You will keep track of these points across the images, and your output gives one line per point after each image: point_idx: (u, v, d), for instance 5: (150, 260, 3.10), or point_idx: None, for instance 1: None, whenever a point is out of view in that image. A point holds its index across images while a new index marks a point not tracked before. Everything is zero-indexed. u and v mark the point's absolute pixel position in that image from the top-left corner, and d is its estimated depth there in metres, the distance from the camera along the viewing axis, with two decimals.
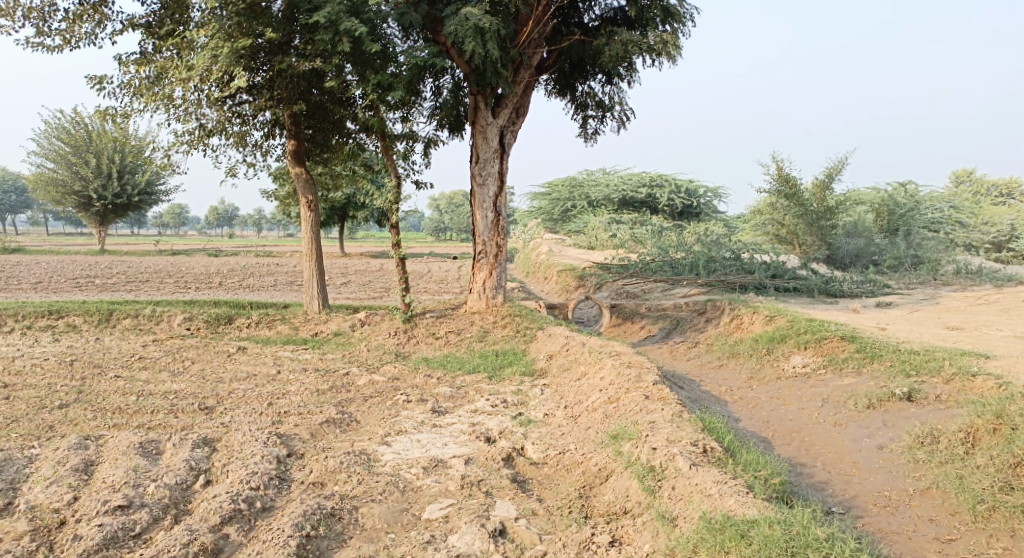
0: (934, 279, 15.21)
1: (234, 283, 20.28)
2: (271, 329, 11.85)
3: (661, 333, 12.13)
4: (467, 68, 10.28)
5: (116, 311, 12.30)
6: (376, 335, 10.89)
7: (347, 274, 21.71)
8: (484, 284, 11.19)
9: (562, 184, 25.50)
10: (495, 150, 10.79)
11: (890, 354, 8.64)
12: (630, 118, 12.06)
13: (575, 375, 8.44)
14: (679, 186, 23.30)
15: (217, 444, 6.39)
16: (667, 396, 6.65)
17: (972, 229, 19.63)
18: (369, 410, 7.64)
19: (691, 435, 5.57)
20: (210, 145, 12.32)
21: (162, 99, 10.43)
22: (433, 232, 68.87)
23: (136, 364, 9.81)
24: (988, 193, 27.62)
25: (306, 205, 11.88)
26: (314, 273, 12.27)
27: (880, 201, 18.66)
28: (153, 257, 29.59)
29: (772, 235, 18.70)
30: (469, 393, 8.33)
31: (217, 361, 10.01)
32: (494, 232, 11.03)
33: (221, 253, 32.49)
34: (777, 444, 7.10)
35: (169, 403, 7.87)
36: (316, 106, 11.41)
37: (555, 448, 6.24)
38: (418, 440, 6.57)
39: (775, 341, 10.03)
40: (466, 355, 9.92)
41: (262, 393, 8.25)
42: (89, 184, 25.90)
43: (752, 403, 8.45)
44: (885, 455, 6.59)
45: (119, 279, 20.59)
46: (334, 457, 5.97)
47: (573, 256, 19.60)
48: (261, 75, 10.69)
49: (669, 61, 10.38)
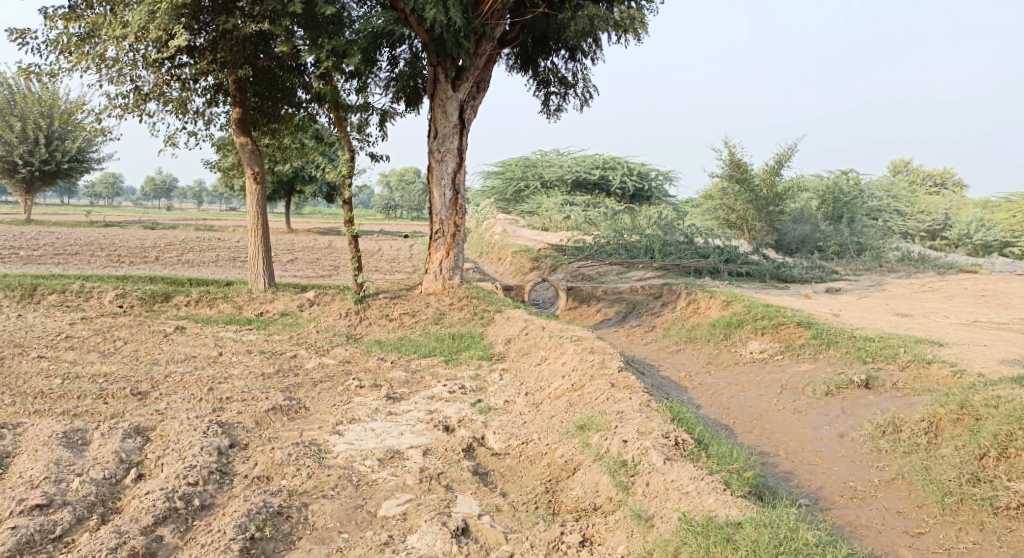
0: (880, 266, 15.38)
1: (172, 258, 19.44)
2: (212, 307, 11.28)
3: (617, 317, 11.96)
4: (426, 38, 9.83)
5: (41, 286, 11.54)
6: (326, 316, 10.44)
7: (292, 250, 21.03)
8: (440, 264, 10.81)
9: (513, 164, 25.16)
10: (454, 125, 10.39)
11: (846, 341, 8.58)
12: (591, 96, 11.81)
13: (534, 360, 8.20)
14: (631, 169, 23.19)
15: (152, 433, 5.94)
16: (632, 384, 6.42)
17: (909, 217, 20.01)
18: (318, 395, 7.25)
19: (661, 426, 5.37)
20: (147, 110, 11.62)
21: (94, 59, 9.73)
22: (380, 209, 67.83)
23: (62, 343, 9.19)
24: (923, 183, 28.34)
25: (251, 177, 11.29)
26: (259, 250, 11.70)
27: (826, 188, 18.71)
28: (84, 228, 28.28)
29: (721, 220, 18.72)
30: (425, 378, 7.99)
31: (152, 341, 9.44)
32: (451, 211, 10.65)
33: (158, 226, 31.28)
34: (739, 432, 6.95)
35: (98, 387, 7.34)
36: (263, 72, 10.82)
37: (517, 438, 5.97)
38: (373, 429, 6.22)
39: (733, 326, 9.92)
40: (421, 338, 9.56)
41: (202, 377, 7.78)
42: (14, 150, 24.50)
43: (712, 390, 8.29)
44: (848, 444, 6.50)
45: (46, 251, 19.54)
46: (281, 449, 5.58)
47: (526, 237, 19.28)
48: (202, 37, 10.04)
49: (635, 40, 10.20)
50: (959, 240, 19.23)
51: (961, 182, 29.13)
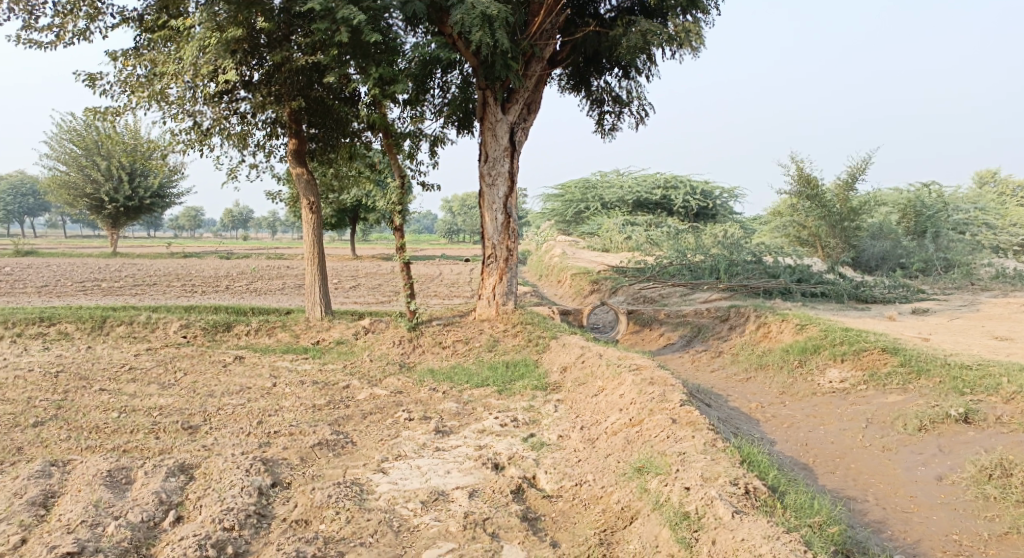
0: (970, 284, 14.35)
1: (241, 287, 19.75)
2: (271, 337, 11.24)
3: (682, 342, 11.38)
4: (474, 61, 9.63)
5: (110, 318, 11.72)
6: (380, 344, 10.23)
7: (357, 277, 21.11)
8: (493, 290, 10.50)
9: (574, 186, 24.78)
10: (505, 148, 10.12)
11: (938, 369, 7.86)
12: (648, 114, 11.40)
13: (591, 391, 7.75)
14: (693, 188, 22.50)
15: (195, 471, 5.75)
16: (696, 420, 5.91)
17: (999, 231, 18.71)
18: (366, 429, 6.98)
19: (728, 471, 4.86)
20: (210, 146, 11.77)
21: (155, 97, 9.87)
22: (447, 234, 68.37)
23: (125, 375, 9.23)
24: (1014, 194, 26.62)
25: (307, 206, 11.25)
26: (317, 278, 11.63)
27: (906, 202, 17.71)
28: (164, 259, 29.21)
29: (792, 237, 17.87)
30: (477, 409, 7.66)
31: (210, 372, 9.39)
32: (503, 235, 10.34)
33: (234, 256, 32.08)
34: (820, 473, 6.36)
35: (151, 421, 7.25)
36: (318, 103, 10.80)
37: (570, 479, 5.56)
38: (419, 467, 5.91)
39: (808, 352, 9.26)
40: (474, 366, 9.24)
41: (253, 410, 7.62)
42: (100, 187, 25.54)
43: (787, 423, 7.68)
44: (947, 489, 5.90)
45: (125, 282, 20.13)
46: (321, 489, 5.32)
47: (588, 259, 18.88)
48: (257, 71, 10.10)
49: (691, 53, 9.71)
50: None
51: None
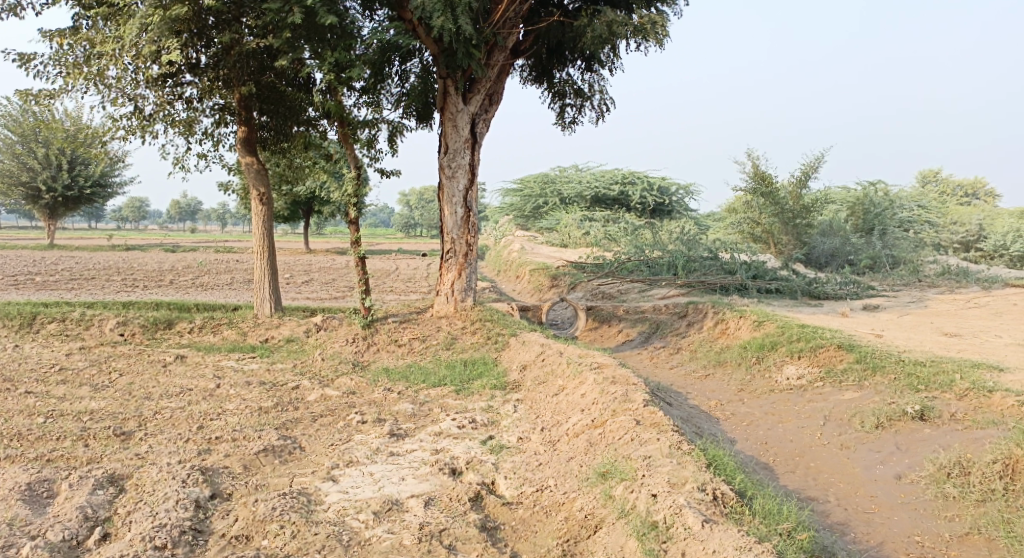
0: (919, 281, 14.57)
1: (187, 282, 19.05)
2: (216, 334, 10.75)
3: (640, 338, 11.24)
4: (435, 48, 9.31)
5: (41, 315, 11.09)
6: (332, 342, 9.85)
7: (308, 271, 20.56)
8: (452, 286, 10.20)
9: (531, 180, 24.61)
10: (465, 140, 9.82)
11: (893, 366, 7.84)
12: (609, 108, 11.25)
13: (551, 391, 7.53)
14: (651, 184, 22.45)
15: (127, 482, 5.36)
16: (660, 422, 5.73)
17: (942, 229, 19.08)
18: (316, 433, 6.64)
19: (695, 475, 4.70)
20: (153, 133, 11.21)
21: (94, 79, 9.33)
22: (401, 228, 67.63)
23: (55, 377, 8.68)
24: (953, 193, 27.32)
25: (257, 198, 10.79)
26: (266, 273, 11.16)
27: (855, 200, 17.94)
28: (106, 252, 28.12)
29: (746, 234, 17.91)
30: (433, 410, 7.37)
31: (149, 373, 8.91)
32: (463, 229, 10.05)
33: (179, 248, 31.07)
34: (781, 473, 6.24)
35: (82, 427, 6.78)
36: (270, 89, 10.35)
37: (531, 484, 5.34)
38: (371, 474, 5.61)
39: (766, 349, 9.19)
40: (430, 365, 8.94)
41: (194, 414, 7.20)
42: (37, 176, 24.45)
43: (746, 421, 7.55)
44: (906, 489, 5.81)
45: (62, 276, 19.25)
46: (264, 501, 5.01)
47: (545, 254, 18.70)
48: (205, 54, 9.62)
49: (656, 45, 9.58)
50: (994, 251, 18.23)
51: (993, 192, 28.09)
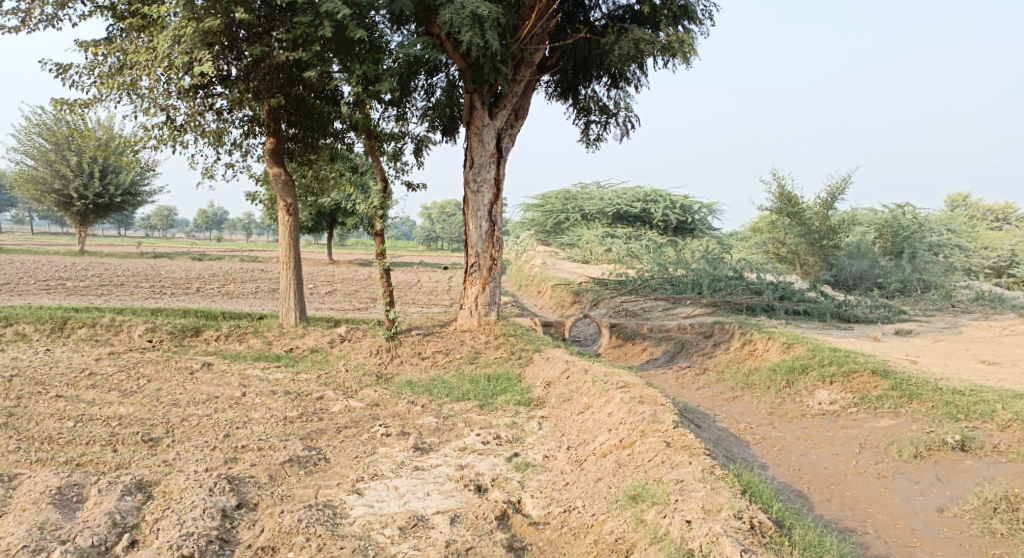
0: (951, 306, 14.30)
1: (212, 290, 19.20)
2: (242, 343, 10.80)
3: (665, 358, 11.12)
4: (463, 63, 9.34)
5: (71, 320, 11.20)
6: (356, 353, 9.84)
7: (332, 282, 20.63)
8: (476, 300, 10.16)
9: (554, 196, 24.53)
10: (491, 154, 9.81)
11: (930, 394, 7.67)
12: (634, 125, 11.22)
13: (576, 409, 7.45)
14: (674, 202, 22.26)
15: (155, 489, 5.35)
16: (691, 444, 5.63)
17: (972, 253, 18.74)
18: (341, 445, 6.61)
19: (732, 502, 4.63)
20: (184, 143, 11.33)
21: (126, 90, 9.45)
22: (422, 241, 67.72)
23: (83, 381, 8.74)
24: (983, 217, 26.88)
25: (285, 208, 10.87)
26: (292, 283, 11.20)
27: (883, 222, 17.68)
28: (133, 259, 28.45)
29: (771, 254, 17.67)
30: (457, 425, 7.31)
31: (175, 380, 8.94)
32: (487, 244, 10.03)
33: (205, 257, 31.39)
34: (816, 501, 6.10)
35: (109, 432, 6.81)
36: (298, 101, 10.43)
37: (558, 504, 5.26)
38: (397, 488, 5.56)
39: (795, 372, 9.04)
40: (454, 379, 8.90)
41: (219, 422, 7.20)
42: (69, 183, 24.83)
43: (777, 446, 7.41)
44: (950, 523, 5.67)
45: (91, 282, 19.48)
46: (291, 512, 4.98)
47: (568, 270, 18.62)
48: (235, 66, 9.72)
49: (684, 64, 9.52)
50: None
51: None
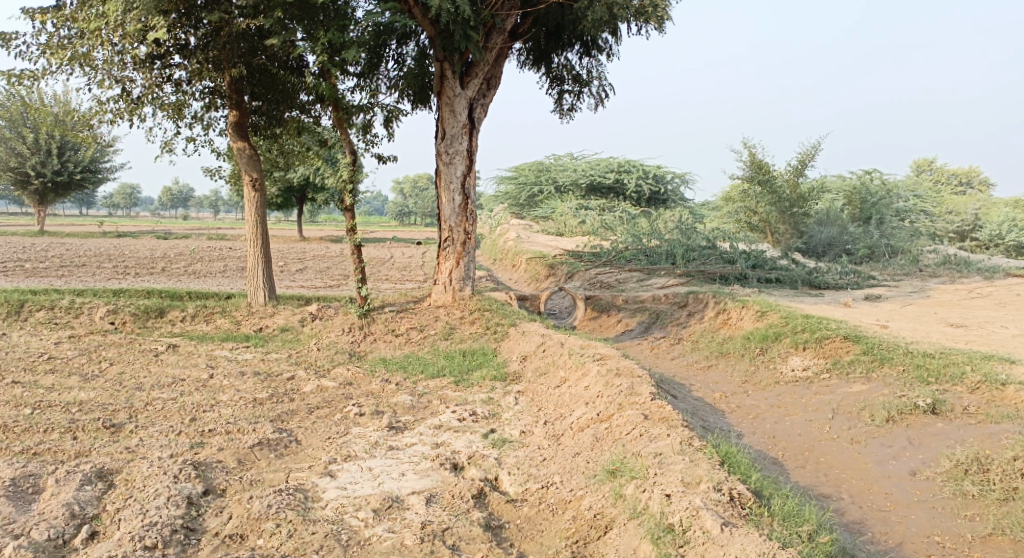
0: (919, 271, 14.42)
1: (179, 269, 18.79)
2: (209, 323, 10.54)
3: (640, 328, 11.08)
4: (432, 30, 9.06)
5: (29, 303, 10.84)
6: (328, 332, 9.65)
7: (303, 259, 20.30)
8: (450, 275, 9.99)
9: (527, 168, 24.37)
10: (463, 125, 9.60)
11: (901, 358, 7.70)
12: (608, 94, 11.05)
13: (553, 383, 7.37)
14: (646, 172, 22.26)
15: (116, 478, 5.17)
16: (669, 416, 5.56)
17: (938, 218, 18.93)
18: (313, 426, 6.45)
19: (711, 475, 4.57)
20: (141, 116, 10.94)
21: (78, 61, 9.06)
22: (394, 216, 67.28)
23: (43, 366, 8.46)
24: (948, 182, 27.21)
25: (250, 183, 10.57)
26: (260, 261, 10.93)
27: (851, 189, 17.76)
28: (97, 238, 27.77)
29: (743, 223, 17.63)
30: (432, 402, 7.19)
31: (140, 363, 8.69)
32: (461, 217, 9.84)
33: (170, 235, 30.76)
34: (791, 468, 6.09)
35: (70, 419, 6.58)
36: (261, 72, 10.10)
37: (536, 480, 5.18)
38: (370, 469, 5.43)
39: (769, 340, 9.03)
40: (429, 355, 8.76)
41: (186, 405, 7.00)
42: (26, 161, 24.08)
43: (752, 414, 7.39)
44: (923, 486, 5.68)
45: (52, 263, 18.95)
46: (260, 498, 4.84)
47: (541, 243, 18.48)
48: (192, 35, 9.41)
49: (659, 29, 9.38)
50: (989, 241, 18.11)
51: (986, 181, 27.99)
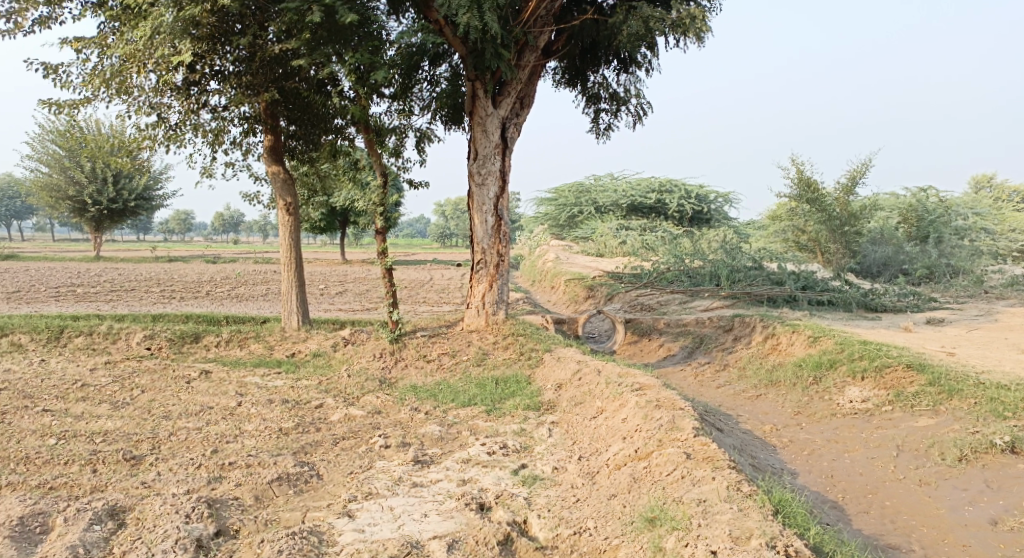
0: (984, 293, 13.61)
1: (222, 293, 18.84)
2: (243, 348, 10.39)
3: (683, 354, 10.54)
4: (463, 49, 8.80)
5: (68, 328, 10.83)
6: (359, 357, 9.39)
7: (344, 282, 20.20)
8: (483, 298, 9.67)
9: (568, 190, 24.02)
10: (496, 145, 9.31)
11: (971, 390, 7.10)
12: (647, 111, 10.68)
13: (589, 414, 6.96)
14: (689, 191, 21.75)
15: (128, 515, 4.94)
16: (715, 456, 5.12)
17: (1000, 236, 17.97)
18: (336, 459, 6.15)
19: (763, 528, 4.22)
20: (181, 143, 10.92)
21: (114, 90, 9.04)
22: (439, 239, 67.57)
23: (74, 394, 8.34)
24: (1009, 199, 25.97)
25: (284, 208, 10.41)
26: (294, 285, 10.75)
27: (907, 206, 16.98)
28: (149, 263, 28.24)
29: (791, 242, 16.97)
30: (462, 433, 6.83)
31: (170, 390, 8.51)
32: (494, 239, 9.53)
33: (218, 260, 31.16)
34: (853, 513, 5.58)
35: (92, 449, 6.39)
36: (295, 96, 10.00)
37: (568, 525, 4.79)
38: (391, 509, 5.10)
39: (823, 368, 8.48)
40: (461, 383, 8.42)
41: (209, 436, 6.77)
42: (83, 190, 24.63)
43: (808, 450, 6.86)
44: (1005, 538, 5.14)
45: (101, 288, 19.18)
46: (271, 542, 4.60)
47: (582, 264, 18.08)
48: (228, 60, 9.28)
49: (697, 42, 8.94)
50: None
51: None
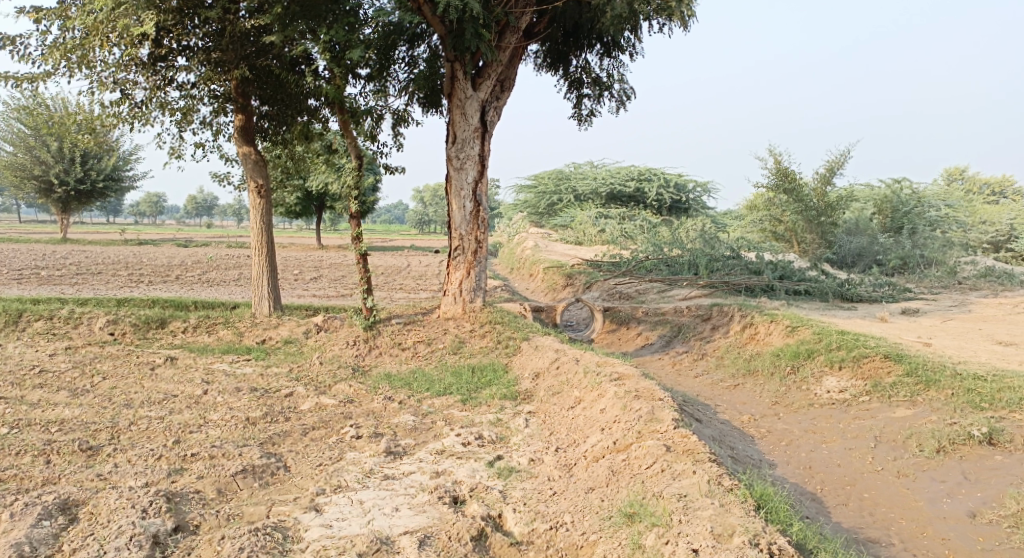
0: (957, 284, 13.64)
1: (193, 278, 18.42)
2: (211, 335, 10.07)
3: (661, 343, 10.43)
4: (442, 29, 8.54)
5: (28, 312, 10.44)
6: (331, 345, 9.13)
7: (319, 268, 19.84)
8: (460, 286, 9.46)
9: (546, 177, 23.88)
10: (475, 128, 9.08)
11: (949, 380, 7.03)
12: (629, 97, 10.48)
13: (566, 404, 6.79)
14: (668, 181, 21.54)
15: (80, 509, 4.69)
16: (695, 448, 4.97)
17: (971, 228, 18.07)
18: (304, 450, 5.92)
19: (745, 525, 4.08)
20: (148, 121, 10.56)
21: (75, 63, 8.68)
22: (417, 225, 67.17)
23: (32, 380, 8.01)
24: (980, 192, 26.20)
25: (255, 190, 10.09)
26: (265, 269, 10.45)
27: (882, 198, 17.02)
28: (118, 246, 27.60)
29: (768, 232, 16.94)
30: (436, 423, 6.63)
31: (133, 378, 8.21)
32: (472, 225, 9.31)
33: (191, 244, 30.56)
34: (832, 506, 5.48)
35: (46, 439, 6.09)
36: (268, 75, 9.69)
37: (544, 520, 4.61)
38: (360, 503, 4.90)
39: (801, 358, 8.38)
40: (435, 371, 8.22)
41: (172, 425, 6.50)
42: (50, 169, 23.95)
43: (785, 441, 6.77)
44: (985, 531, 5.06)
45: (67, 271, 18.66)
46: (232, 538, 4.39)
47: (560, 252, 17.94)
48: (197, 35, 8.95)
49: (682, 25, 8.72)
50: None
51: (1020, 191, 26.93)
